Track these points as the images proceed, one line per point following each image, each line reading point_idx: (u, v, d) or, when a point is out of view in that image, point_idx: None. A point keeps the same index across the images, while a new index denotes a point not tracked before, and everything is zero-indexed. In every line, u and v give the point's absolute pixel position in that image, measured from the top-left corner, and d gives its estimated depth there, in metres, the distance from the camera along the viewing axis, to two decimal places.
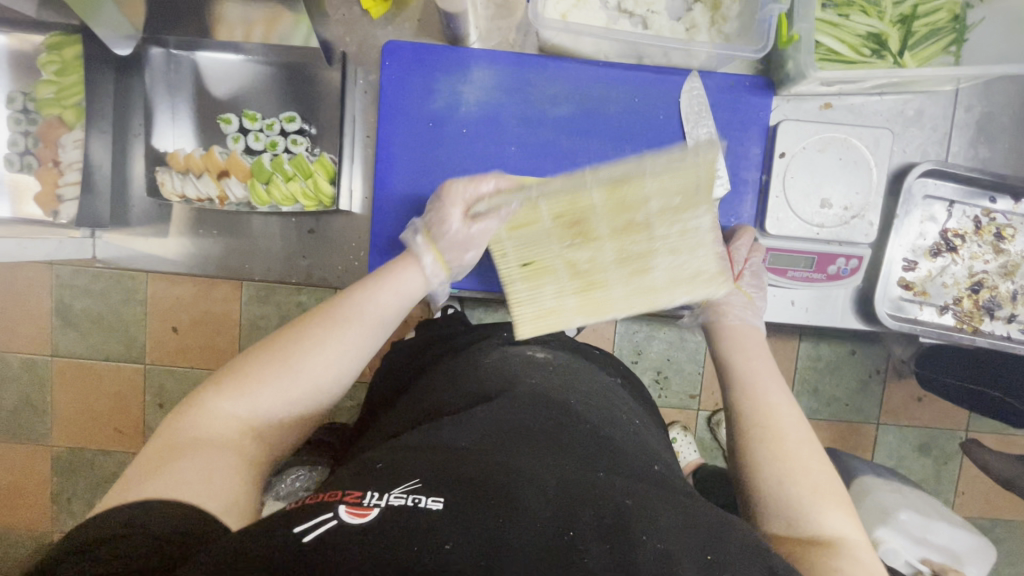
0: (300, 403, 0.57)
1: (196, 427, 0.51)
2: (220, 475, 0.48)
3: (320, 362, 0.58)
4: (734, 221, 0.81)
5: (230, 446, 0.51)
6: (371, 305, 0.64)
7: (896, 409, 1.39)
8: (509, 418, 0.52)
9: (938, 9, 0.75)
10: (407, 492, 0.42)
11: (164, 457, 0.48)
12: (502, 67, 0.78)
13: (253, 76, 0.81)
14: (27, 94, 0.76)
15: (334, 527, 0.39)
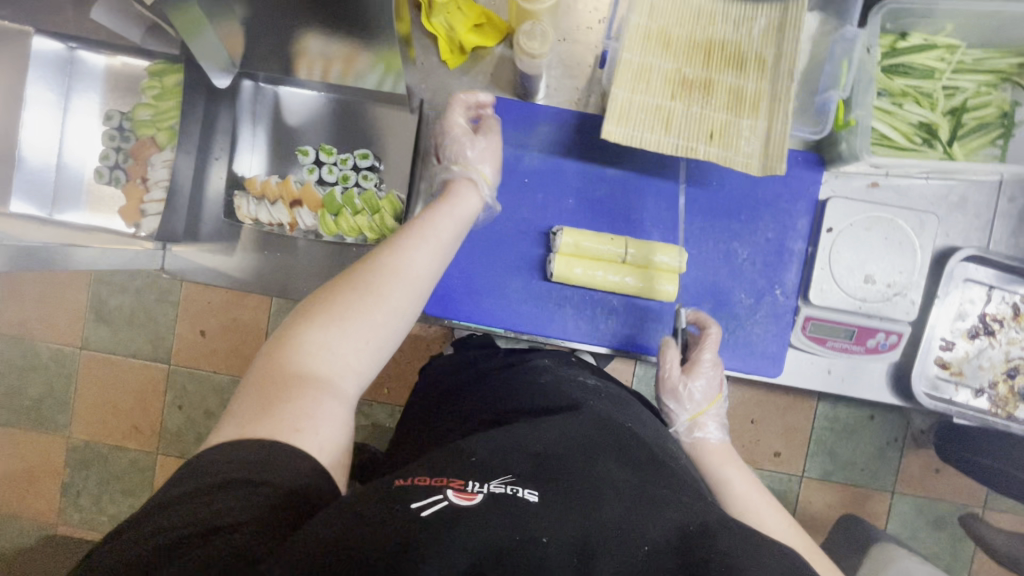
0: (379, 352, 0.57)
1: (292, 364, 0.51)
2: (318, 414, 0.49)
3: (390, 298, 0.58)
4: (778, 287, 0.83)
5: (324, 386, 0.51)
6: (435, 229, 0.65)
7: (913, 479, 1.38)
8: (583, 433, 0.54)
9: (987, 104, 0.78)
10: (505, 483, 0.45)
11: (254, 408, 0.47)
12: (566, 125, 0.83)
13: (333, 114, 0.88)
14: (123, 114, 0.84)
15: (447, 507, 0.42)
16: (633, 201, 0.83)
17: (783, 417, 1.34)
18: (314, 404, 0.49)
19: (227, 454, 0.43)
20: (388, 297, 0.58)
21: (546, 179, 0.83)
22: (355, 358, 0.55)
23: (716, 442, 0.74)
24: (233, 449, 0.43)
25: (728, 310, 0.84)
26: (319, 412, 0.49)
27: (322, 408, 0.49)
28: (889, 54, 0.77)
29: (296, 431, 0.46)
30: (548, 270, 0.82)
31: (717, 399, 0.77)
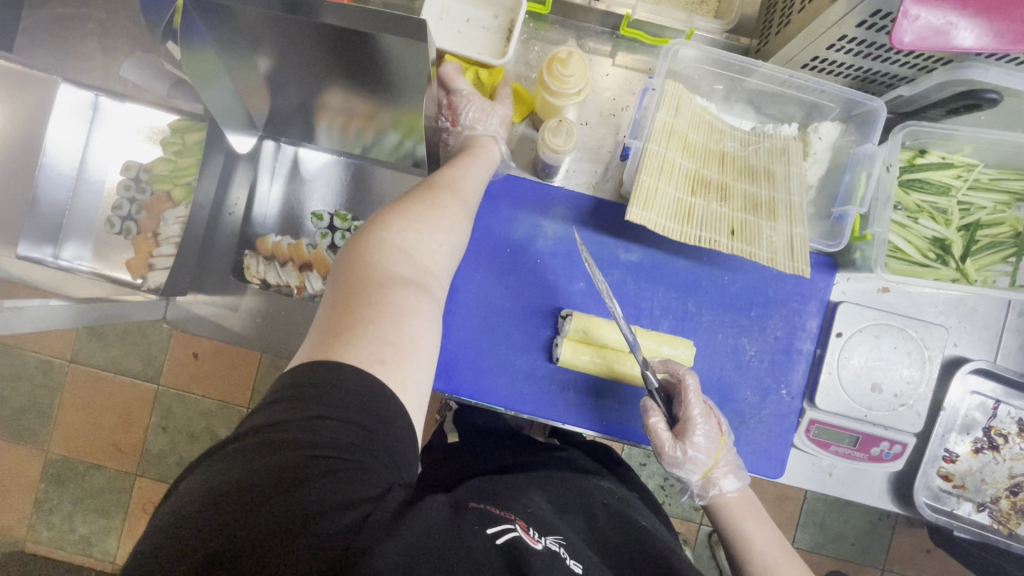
0: (445, 247, 0.64)
1: (373, 272, 0.55)
2: (401, 314, 0.53)
3: (444, 230, 0.64)
4: (784, 387, 0.83)
5: (403, 285, 0.56)
6: (472, 170, 0.71)
7: (903, 559, 1.36)
8: (598, 544, 0.58)
9: (1000, 223, 0.79)
10: (559, 544, 0.49)
11: (336, 326, 0.50)
12: (583, 209, 0.83)
13: (351, 179, 0.88)
14: (142, 166, 0.83)
15: (516, 539, 0.46)
16: (645, 290, 0.82)
17: (775, 484, 1.33)
18: (399, 328, 0.52)
19: (331, 384, 0.45)
20: (443, 234, 0.64)
21: (560, 261, 0.83)
22: (423, 258, 0.61)
23: (736, 494, 0.71)
24: (336, 370, 0.46)
25: (732, 406, 0.82)
26: (405, 327, 0.53)
27: (404, 330, 0.52)
28: (907, 169, 0.77)
29: (383, 364, 0.49)
30: (554, 353, 0.81)
31: (721, 441, 0.72)
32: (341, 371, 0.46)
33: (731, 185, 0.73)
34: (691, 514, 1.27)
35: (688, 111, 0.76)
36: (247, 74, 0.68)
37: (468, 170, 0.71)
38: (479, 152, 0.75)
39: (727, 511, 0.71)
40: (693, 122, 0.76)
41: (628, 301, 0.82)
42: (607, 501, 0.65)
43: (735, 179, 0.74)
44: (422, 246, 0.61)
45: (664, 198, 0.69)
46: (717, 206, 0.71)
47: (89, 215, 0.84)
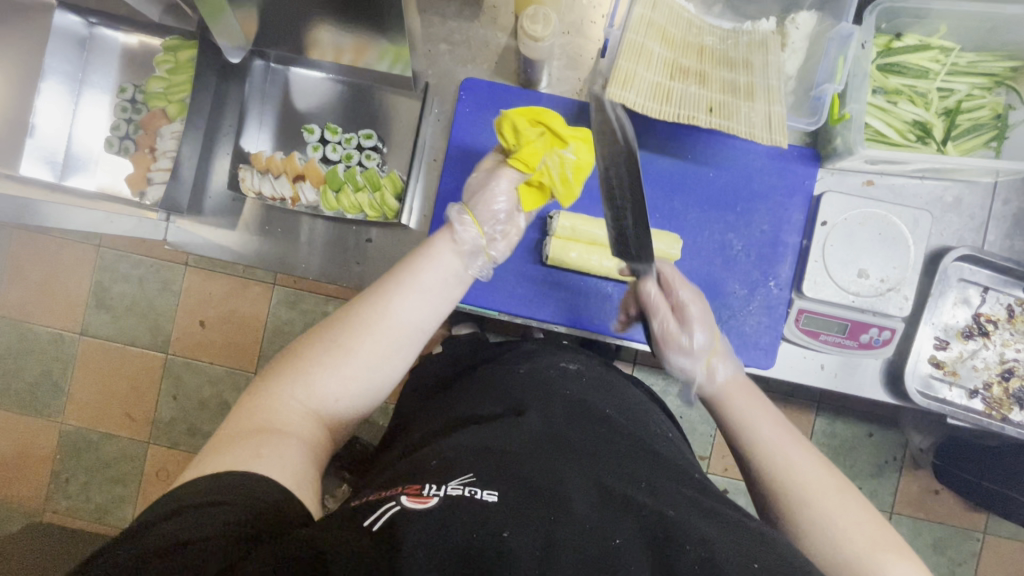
0: (370, 382, 0.59)
1: (268, 409, 0.54)
2: (280, 454, 0.50)
3: (366, 344, 0.59)
4: (772, 280, 0.84)
5: (289, 433, 0.52)
6: (416, 274, 0.64)
7: (913, 499, 1.35)
8: (554, 425, 0.55)
9: (981, 107, 0.80)
10: (464, 484, 0.46)
11: (227, 433, 0.51)
12: (569, 115, 0.84)
13: (338, 95, 0.90)
14: (137, 87, 0.86)
15: (398, 512, 0.43)
16: None
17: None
18: (276, 451, 0.50)
19: (200, 483, 0.44)
20: (363, 362, 0.58)
21: None
22: (327, 403, 0.57)
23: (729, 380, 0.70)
24: (209, 478, 0.45)
25: (722, 301, 0.84)
26: (287, 439, 0.52)
27: (275, 453, 0.50)
28: (884, 54, 0.79)
29: (260, 458, 0.49)
30: (544, 253, 0.83)
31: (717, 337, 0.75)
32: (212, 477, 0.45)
33: (707, 72, 0.75)
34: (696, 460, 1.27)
35: (665, 7, 0.78)
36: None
37: (415, 274, 0.64)
38: (439, 258, 0.66)
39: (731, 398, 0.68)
40: (666, 15, 0.77)
41: None
42: (569, 390, 0.63)
43: (708, 66, 0.75)
44: (326, 381, 0.56)
45: (643, 80, 0.71)
46: (688, 92, 0.72)
47: (88, 151, 0.87)
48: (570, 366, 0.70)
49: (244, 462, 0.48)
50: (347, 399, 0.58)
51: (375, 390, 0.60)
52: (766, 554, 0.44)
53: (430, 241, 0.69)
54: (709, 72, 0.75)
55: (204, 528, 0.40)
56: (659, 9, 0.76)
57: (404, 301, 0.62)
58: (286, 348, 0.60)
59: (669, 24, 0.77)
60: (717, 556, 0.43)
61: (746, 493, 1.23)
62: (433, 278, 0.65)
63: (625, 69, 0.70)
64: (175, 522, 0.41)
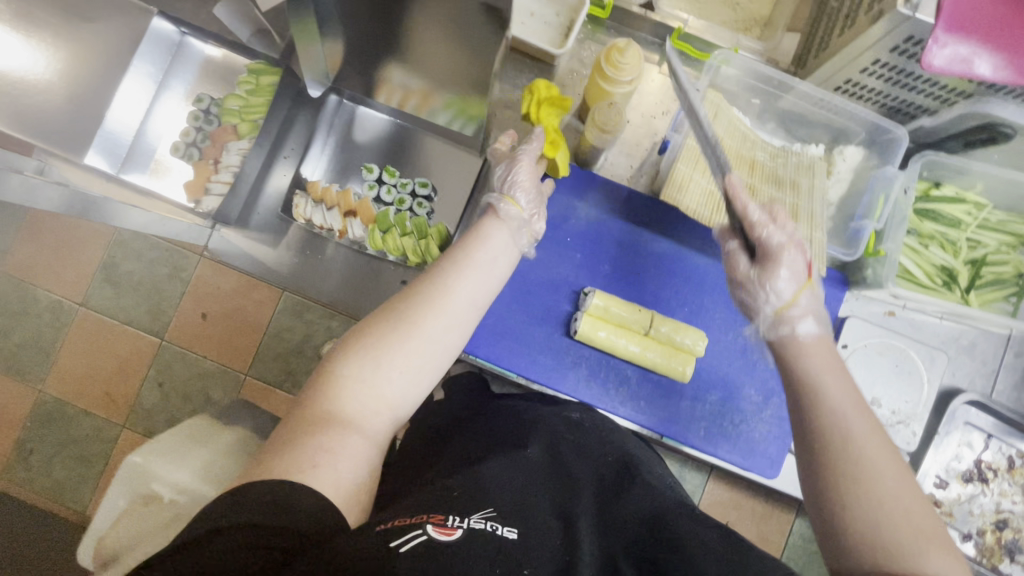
0: (429, 366, 0.57)
1: (325, 401, 0.51)
2: (345, 453, 0.48)
3: (428, 330, 0.57)
4: (786, 391, 0.86)
5: (354, 424, 0.51)
6: (470, 252, 0.65)
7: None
8: (557, 461, 0.57)
9: (1005, 263, 0.83)
10: (486, 518, 0.45)
11: (283, 434, 0.48)
12: (617, 198, 0.88)
13: (403, 141, 0.94)
14: (214, 99, 0.89)
15: (425, 541, 0.41)
16: (666, 281, 0.87)
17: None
18: (339, 448, 0.48)
19: (250, 493, 0.41)
20: (417, 347, 0.56)
21: (588, 241, 0.88)
22: (389, 392, 0.54)
23: (811, 337, 0.61)
24: (253, 490, 0.41)
25: (735, 403, 0.85)
26: (344, 440, 0.49)
27: (338, 451, 0.48)
28: (922, 199, 0.83)
29: (315, 469, 0.45)
30: (572, 327, 0.84)
31: (806, 283, 0.65)
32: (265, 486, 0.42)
33: (757, 187, 0.78)
34: None
35: (726, 118, 0.82)
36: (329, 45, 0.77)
37: (464, 261, 0.63)
38: (485, 246, 0.67)
39: (801, 352, 0.60)
40: (727, 126, 0.81)
41: (647, 290, 0.87)
42: (579, 419, 0.67)
43: (758, 180, 0.79)
44: (382, 366, 0.54)
45: (694, 185, 0.75)
46: None
47: (155, 145, 0.89)
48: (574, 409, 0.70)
49: (300, 473, 0.44)
50: (401, 390, 0.55)
51: (429, 381, 0.58)
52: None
53: (478, 223, 0.70)
54: (759, 189, 0.78)
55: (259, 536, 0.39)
56: (720, 120, 0.81)
57: (452, 288, 0.60)
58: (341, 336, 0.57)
59: (729, 135, 0.81)
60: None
61: None
62: (485, 254, 0.65)
63: (679, 171, 0.75)
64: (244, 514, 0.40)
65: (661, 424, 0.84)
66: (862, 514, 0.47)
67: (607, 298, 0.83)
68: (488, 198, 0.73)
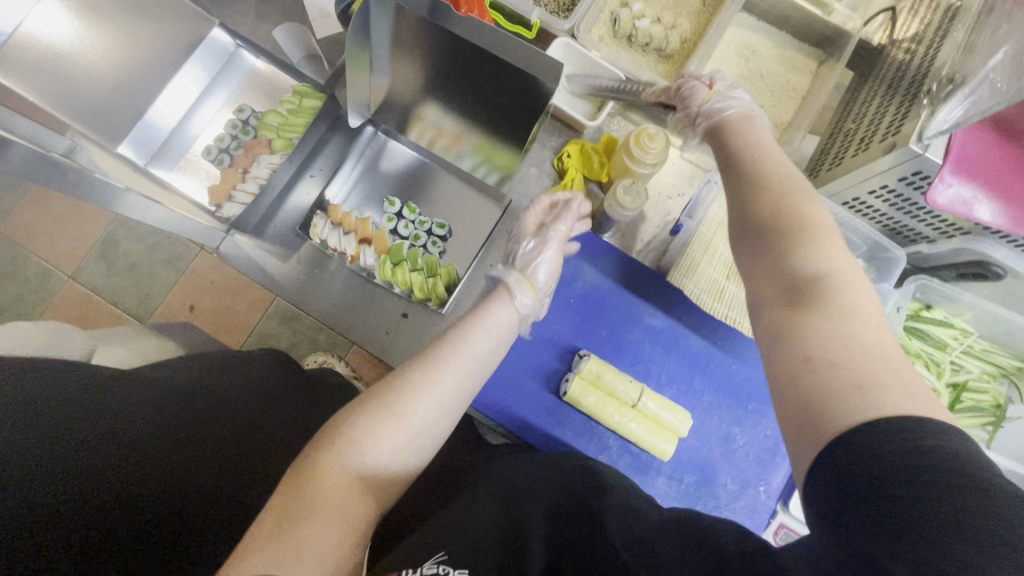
0: (419, 445, 0.55)
1: (321, 477, 0.49)
2: (327, 541, 0.46)
3: (420, 408, 0.55)
4: (762, 485, 0.86)
5: (342, 510, 0.49)
6: (467, 337, 0.62)
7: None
8: (501, 496, 0.57)
9: (984, 390, 0.87)
10: (437, 563, 0.49)
11: (270, 517, 0.47)
12: (624, 269, 0.90)
13: (428, 180, 0.98)
14: (254, 112, 0.92)
15: None
16: (660, 357, 0.89)
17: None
18: (319, 536, 0.46)
19: None
20: (419, 422, 0.55)
21: (589, 305, 0.90)
22: (376, 472, 0.52)
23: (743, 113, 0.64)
24: None
25: (710, 488, 0.86)
26: (334, 520, 0.48)
27: (317, 538, 0.46)
28: (912, 318, 0.87)
29: (300, 562, 0.44)
30: (562, 387, 0.85)
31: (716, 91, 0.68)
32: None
33: None
34: None
35: None
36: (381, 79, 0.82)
37: (472, 339, 0.62)
38: (495, 327, 0.65)
39: (737, 124, 0.63)
40: None
41: (640, 362, 0.88)
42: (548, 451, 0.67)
43: None
44: (380, 439, 0.52)
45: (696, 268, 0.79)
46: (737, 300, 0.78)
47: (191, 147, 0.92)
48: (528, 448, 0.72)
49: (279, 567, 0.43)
50: (397, 465, 0.54)
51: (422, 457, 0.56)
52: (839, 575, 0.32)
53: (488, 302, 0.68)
54: None
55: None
56: None
57: (457, 365, 0.59)
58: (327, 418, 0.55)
59: None
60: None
61: None
62: (487, 338, 0.64)
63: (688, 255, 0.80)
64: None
65: None
66: (775, 258, 0.48)
67: (602, 365, 0.84)
68: (504, 270, 0.72)
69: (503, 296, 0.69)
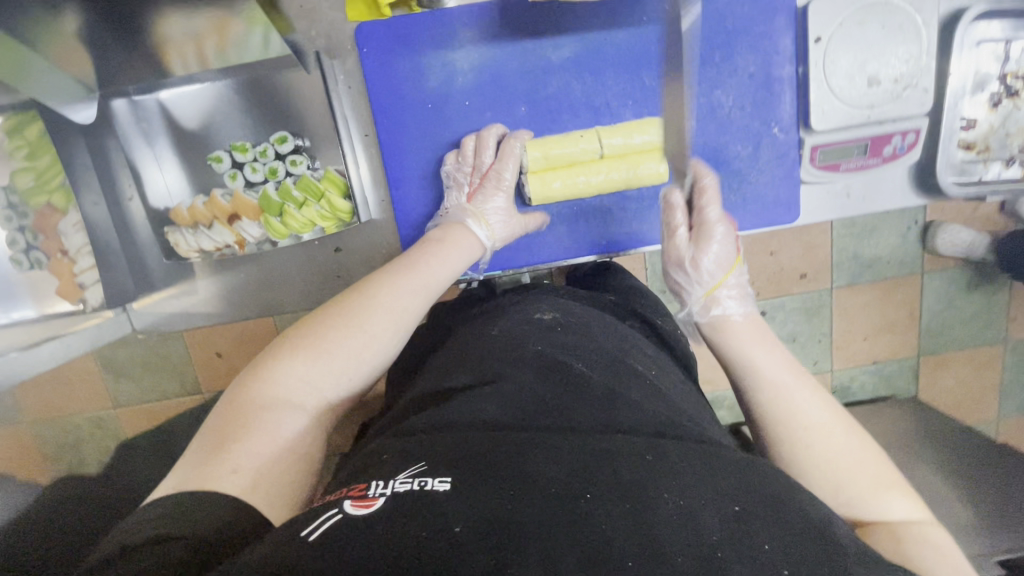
0: (377, 356, 0.54)
1: (255, 393, 0.48)
2: (273, 445, 0.45)
3: (386, 323, 0.55)
4: (775, 126, 0.74)
5: (286, 415, 0.48)
6: (428, 257, 0.61)
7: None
8: (518, 392, 0.48)
9: None
10: (413, 476, 0.37)
11: (212, 432, 0.46)
12: (489, 22, 0.70)
13: (227, 99, 0.73)
14: (4, 188, 0.70)
15: (338, 521, 0.34)
16: (593, 85, 0.72)
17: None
18: (262, 449, 0.45)
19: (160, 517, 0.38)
20: (369, 338, 0.54)
21: (489, 93, 0.72)
22: (327, 385, 0.51)
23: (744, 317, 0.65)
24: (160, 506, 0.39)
25: (726, 168, 0.75)
26: (281, 430, 0.47)
27: (266, 450, 0.45)
28: None
29: (238, 473, 0.42)
30: (525, 194, 0.74)
31: (733, 264, 0.70)
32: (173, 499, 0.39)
33: None
34: None
35: None
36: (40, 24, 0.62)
37: (410, 259, 0.61)
38: (431, 247, 0.63)
39: (731, 330, 0.63)
40: None
41: (579, 106, 0.73)
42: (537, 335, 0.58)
43: None
44: (332, 355, 0.51)
45: None
46: None
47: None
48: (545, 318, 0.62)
49: (220, 478, 0.41)
50: (335, 386, 0.51)
51: (364, 373, 0.54)
52: (751, 492, 0.38)
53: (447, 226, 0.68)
54: None
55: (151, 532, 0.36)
56: None
57: (396, 283, 0.57)
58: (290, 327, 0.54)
59: None
60: (700, 515, 0.35)
61: None
62: (447, 258, 0.63)
63: None
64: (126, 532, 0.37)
65: (663, 233, 0.77)
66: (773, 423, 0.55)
67: (544, 144, 0.70)
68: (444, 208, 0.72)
69: (456, 225, 0.68)
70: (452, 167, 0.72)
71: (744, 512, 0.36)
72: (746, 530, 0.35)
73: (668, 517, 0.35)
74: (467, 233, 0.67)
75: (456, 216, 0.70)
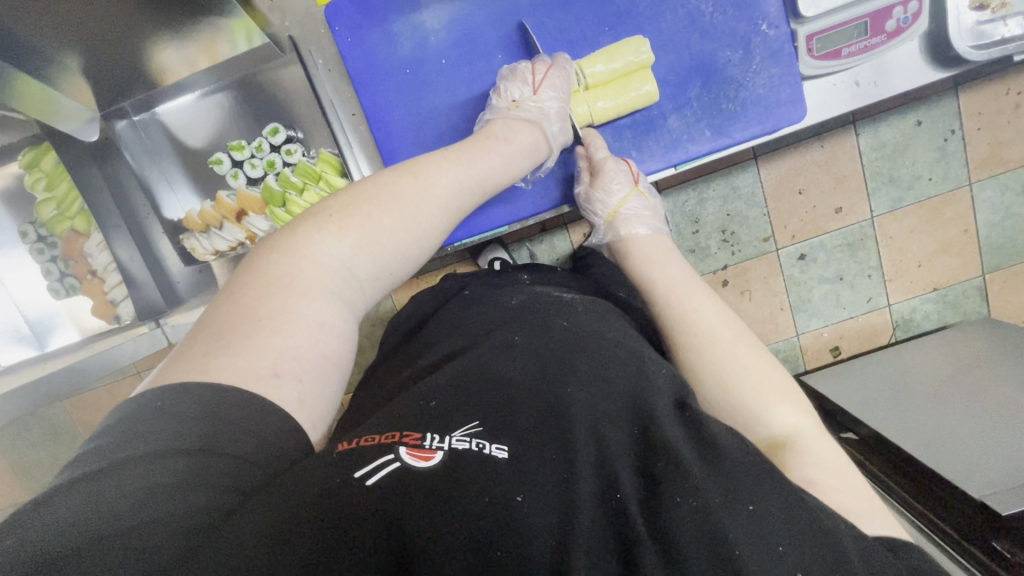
0: (414, 238, 0.56)
1: (293, 270, 0.48)
2: (328, 332, 0.48)
3: (425, 215, 0.57)
4: (762, 24, 0.71)
5: (329, 303, 0.49)
6: (483, 157, 0.63)
7: (986, 160, 1.12)
8: (564, 353, 0.51)
9: None
10: (469, 435, 0.40)
11: (236, 322, 0.44)
12: None
13: (216, 107, 0.81)
14: (35, 223, 0.79)
15: (397, 468, 0.37)
16: (566, 19, 0.72)
17: (830, 171, 1.13)
18: (309, 338, 0.46)
19: (177, 438, 0.36)
20: (405, 223, 0.55)
21: (464, 47, 0.72)
22: (362, 270, 0.52)
23: (647, 235, 0.71)
24: (184, 408, 0.38)
25: (720, 77, 0.72)
26: (318, 322, 0.47)
27: (317, 338, 0.46)
28: None
29: (278, 378, 0.43)
30: None
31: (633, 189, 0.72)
32: (222, 391, 0.40)
33: None
34: (763, 245, 1.17)
35: None
36: (57, 69, 0.65)
37: (470, 153, 0.62)
38: (494, 144, 0.64)
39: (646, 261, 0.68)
40: None
41: (557, 43, 0.72)
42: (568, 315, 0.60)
43: None
44: (379, 227, 0.53)
45: None
46: None
47: (46, 308, 0.80)
48: (563, 296, 0.67)
49: (256, 384, 0.41)
50: (373, 276, 0.54)
51: (399, 264, 0.56)
52: (776, 494, 0.39)
53: (498, 122, 0.68)
54: None
55: (182, 440, 0.36)
56: None
57: (447, 167, 0.59)
58: (320, 207, 0.54)
59: None
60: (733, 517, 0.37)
61: (825, 248, 1.18)
62: (490, 160, 0.63)
63: None
64: (150, 435, 0.36)
65: (666, 156, 0.75)
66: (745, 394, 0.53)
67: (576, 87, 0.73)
68: (494, 104, 0.70)
69: (516, 121, 0.68)
70: (504, 79, 0.71)
71: (770, 514, 0.38)
72: (769, 528, 0.37)
73: (712, 513, 0.37)
74: (535, 134, 0.68)
75: (511, 114, 0.68)
